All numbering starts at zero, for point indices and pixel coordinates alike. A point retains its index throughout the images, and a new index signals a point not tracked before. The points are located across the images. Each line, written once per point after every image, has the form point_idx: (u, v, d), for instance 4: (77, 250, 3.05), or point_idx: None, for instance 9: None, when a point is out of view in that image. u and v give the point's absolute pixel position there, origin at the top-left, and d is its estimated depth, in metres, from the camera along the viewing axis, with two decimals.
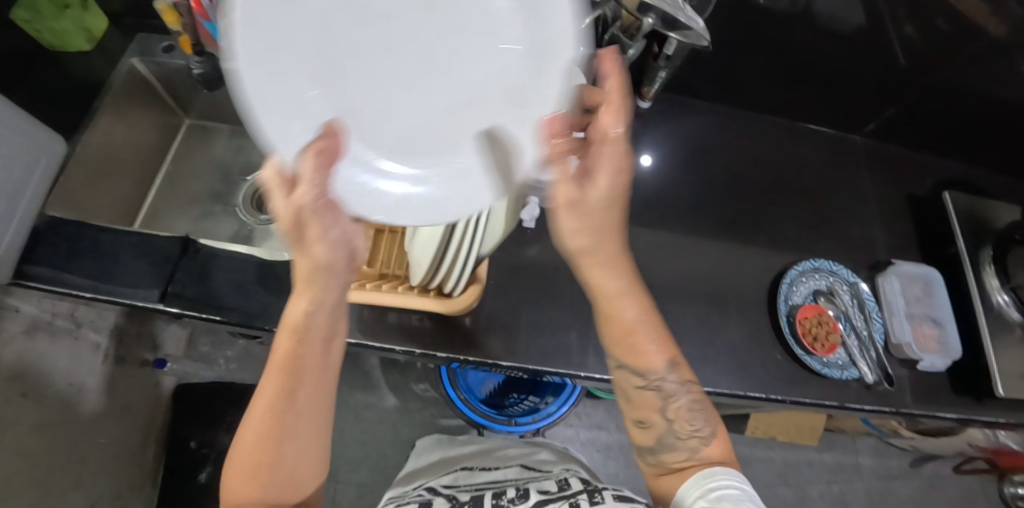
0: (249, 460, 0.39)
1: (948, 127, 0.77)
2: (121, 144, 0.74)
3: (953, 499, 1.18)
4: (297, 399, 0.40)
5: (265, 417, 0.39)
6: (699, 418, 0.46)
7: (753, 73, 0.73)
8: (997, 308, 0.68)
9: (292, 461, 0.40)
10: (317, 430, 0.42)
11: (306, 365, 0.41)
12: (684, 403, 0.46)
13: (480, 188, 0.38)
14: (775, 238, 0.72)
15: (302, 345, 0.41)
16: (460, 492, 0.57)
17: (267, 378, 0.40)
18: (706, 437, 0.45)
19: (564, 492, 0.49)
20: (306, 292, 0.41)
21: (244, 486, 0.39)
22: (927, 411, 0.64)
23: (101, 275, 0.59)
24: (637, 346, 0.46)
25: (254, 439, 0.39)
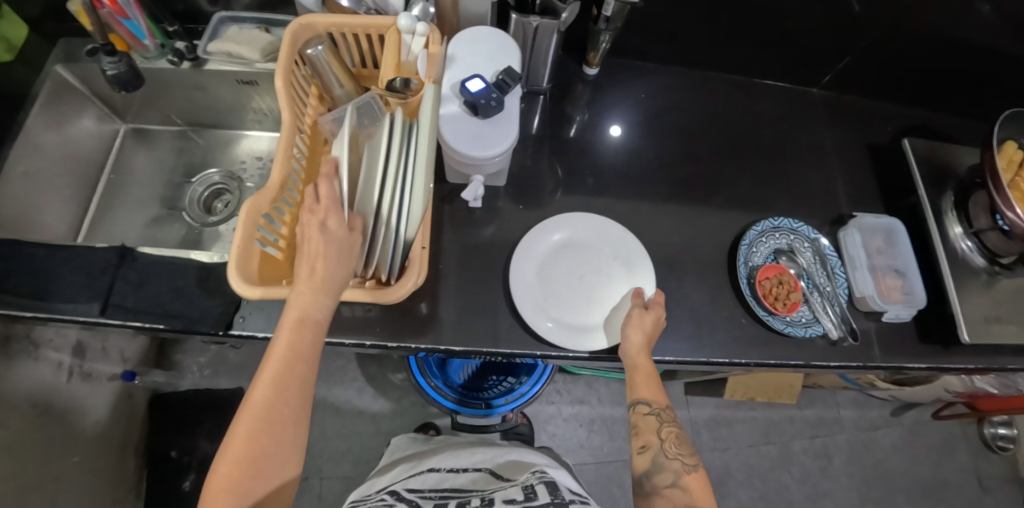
0: (237, 460, 0.35)
1: (906, 72, 0.76)
2: (57, 157, 0.71)
3: (934, 444, 1.19)
4: (293, 390, 0.38)
5: (261, 411, 0.36)
6: (685, 447, 0.47)
7: (700, 30, 0.71)
8: (962, 254, 0.66)
9: (282, 457, 0.37)
10: (304, 424, 0.39)
11: (307, 353, 0.40)
12: (674, 432, 0.48)
13: (596, 339, 0.56)
14: (733, 198, 0.71)
15: (310, 333, 0.40)
16: (421, 498, 0.52)
17: (269, 365, 0.38)
18: (691, 466, 0.45)
19: (530, 503, 0.44)
20: (317, 281, 0.40)
21: (225, 493, 0.34)
22: (896, 363, 0.63)
23: (37, 292, 0.56)
24: (649, 383, 0.49)
25: (246, 436, 0.35)
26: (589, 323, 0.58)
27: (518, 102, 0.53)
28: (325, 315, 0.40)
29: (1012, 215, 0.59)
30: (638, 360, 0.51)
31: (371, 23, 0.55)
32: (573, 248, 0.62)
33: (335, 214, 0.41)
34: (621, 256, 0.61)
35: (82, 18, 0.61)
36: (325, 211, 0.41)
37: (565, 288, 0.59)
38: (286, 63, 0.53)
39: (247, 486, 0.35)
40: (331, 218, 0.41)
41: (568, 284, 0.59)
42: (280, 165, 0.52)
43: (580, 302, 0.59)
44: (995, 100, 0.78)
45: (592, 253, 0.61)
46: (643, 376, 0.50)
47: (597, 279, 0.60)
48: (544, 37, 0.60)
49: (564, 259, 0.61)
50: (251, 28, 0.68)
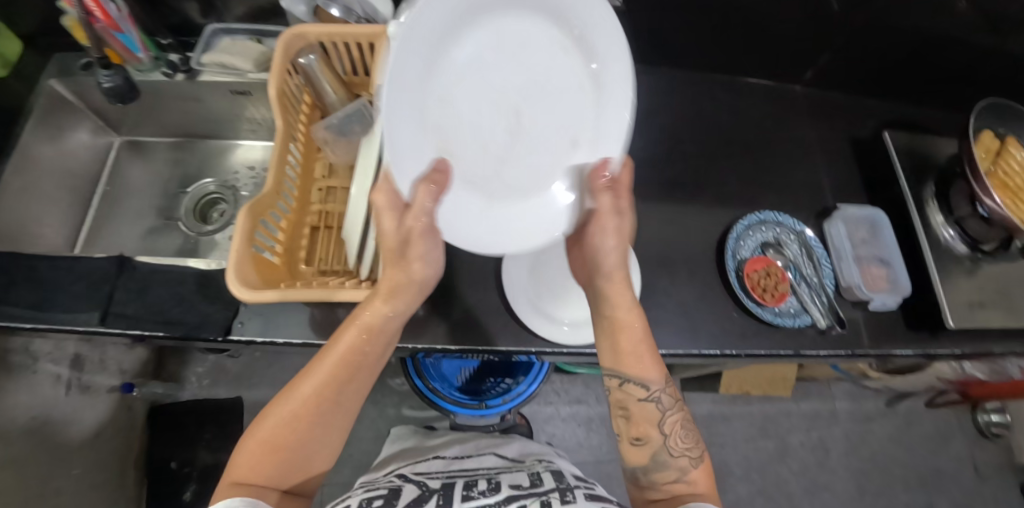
0: (277, 438, 0.40)
1: (884, 68, 0.78)
2: (53, 170, 0.72)
3: (930, 433, 1.21)
4: (342, 387, 0.43)
5: (312, 399, 0.42)
6: (691, 438, 0.46)
7: (682, 31, 0.73)
8: (945, 242, 0.68)
9: (317, 444, 0.42)
10: (347, 419, 0.44)
11: (366, 360, 0.45)
12: (679, 420, 0.47)
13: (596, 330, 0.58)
14: (720, 194, 0.73)
15: (369, 340, 0.44)
16: (429, 478, 0.54)
17: (326, 361, 0.43)
18: (697, 459, 0.45)
19: (535, 489, 0.45)
20: (386, 291, 0.46)
21: (259, 461, 0.39)
22: (882, 349, 0.64)
23: (37, 304, 0.57)
24: (642, 358, 0.47)
25: (292, 420, 0.41)
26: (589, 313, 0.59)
27: None
28: (387, 326, 0.45)
29: (991, 203, 0.61)
30: (625, 317, 0.48)
31: (362, 31, 0.56)
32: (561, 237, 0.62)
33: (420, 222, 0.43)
34: None
35: (78, 33, 0.63)
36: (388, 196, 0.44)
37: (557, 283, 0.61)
38: (278, 74, 0.54)
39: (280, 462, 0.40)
40: (409, 221, 0.43)
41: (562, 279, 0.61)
42: (275, 171, 0.53)
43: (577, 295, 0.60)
44: (970, 92, 0.80)
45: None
46: (637, 347, 0.47)
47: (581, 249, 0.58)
48: None
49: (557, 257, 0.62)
50: (243, 40, 0.70)
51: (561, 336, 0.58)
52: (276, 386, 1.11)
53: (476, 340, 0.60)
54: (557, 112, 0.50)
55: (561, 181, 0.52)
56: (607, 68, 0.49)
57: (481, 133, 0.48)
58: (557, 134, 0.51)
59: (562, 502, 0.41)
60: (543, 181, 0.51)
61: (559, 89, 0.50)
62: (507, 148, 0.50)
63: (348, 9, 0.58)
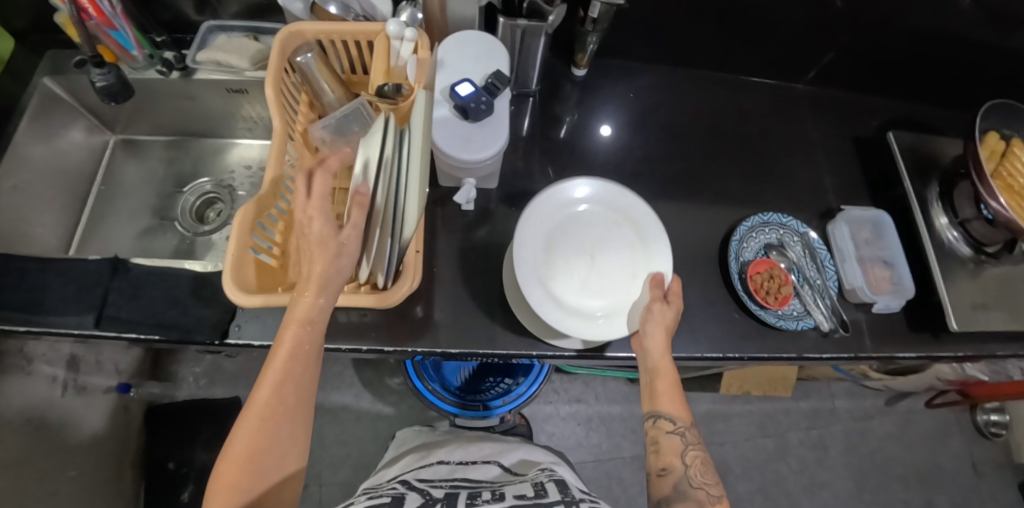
0: (240, 458, 0.36)
1: (888, 67, 0.77)
2: (47, 170, 0.70)
3: (928, 431, 1.21)
4: (293, 388, 0.39)
5: (262, 409, 0.37)
6: (711, 474, 0.47)
7: (685, 29, 0.72)
8: (949, 244, 0.68)
9: (284, 453, 0.38)
10: (304, 424, 0.40)
11: (309, 352, 0.41)
12: (700, 458, 0.48)
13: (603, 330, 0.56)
14: (722, 194, 0.72)
15: (310, 333, 0.41)
16: (432, 487, 0.53)
17: (270, 366, 0.39)
18: (716, 496, 0.45)
19: (540, 500, 0.44)
20: (314, 281, 0.41)
21: (223, 491, 0.35)
22: (885, 352, 0.64)
23: (30, 307, 0.56)
24: (675, 399, 0.50)
25: (248, 435, 0.37)
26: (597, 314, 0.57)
27: (507, 104, 0.53)
28: (324, 314, 0.41)
29: (996, 205, 0.60)
30: (660, 362, 0.52)
31: (360, 29, 0.55)
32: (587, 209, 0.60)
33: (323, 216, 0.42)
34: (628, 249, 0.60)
35: (71, 31, 0.62)
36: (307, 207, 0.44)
37: (575, 256, 0.57)
38: (274, 73, 0.53)
39: (249, 483, 0.36)
40: (319, 219, 0.42)
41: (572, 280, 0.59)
42: (273, 171, 0.52)
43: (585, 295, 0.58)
44: (974, 91, 0.79)
45: (606, 229, 0.59)
46: (670, 391, 0.51)
47: (608, 257, 0.58)
48: (531, 40, 0.61)
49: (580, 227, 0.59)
50: (239, 37, 0.68)
51: (578, 328, 0.52)
52: None
53: (476, 343, 0.59)
54: (618, 258, 0.58)
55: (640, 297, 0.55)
56: (650, 235, 0.58)
57: (581, 269, 0.57)
58: (621, 267, 0.57)
59: None
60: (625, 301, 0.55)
61: (615, 244, 0.58)
62: (583, 280, 0.56)
63: (347, 6, 0.57)
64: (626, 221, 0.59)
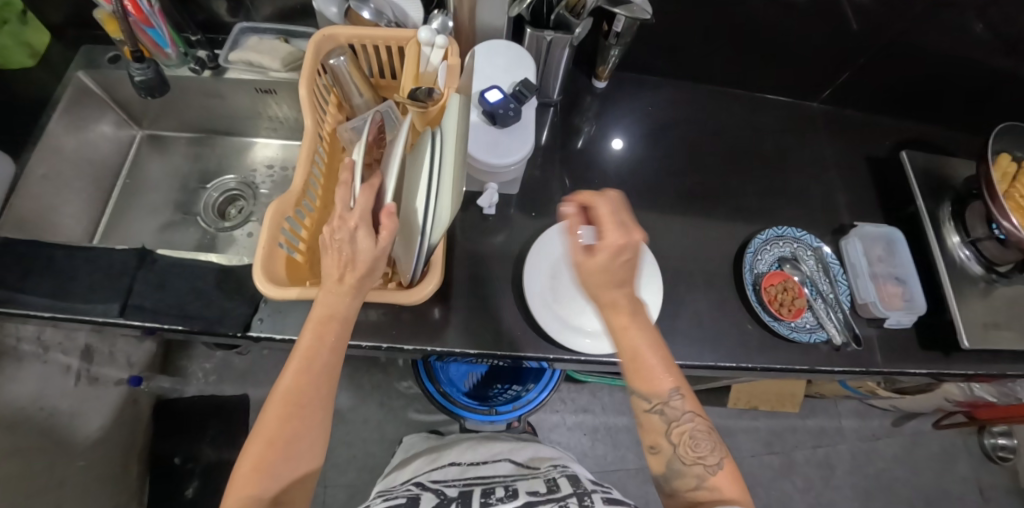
0: (266, 442, 0.38)
1: (901, 89, 0.79)
2: (76, 161, 0.72)
3: (936, 454, 1.20)
4: (319, 379, 0.41)
5: (291, 395, 0.39)
6: (704, 444, 0.41)
7: (703, 46, 0.74)
8: (960, 262, 0.68)
9: (309, 440, 0.40)
10: (328, 411, 0.42)
11: (333, 344, 0.42)
12: (689, 430, 0.42)
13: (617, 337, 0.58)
14: (737, 207, 0.73)
15: (337, 328, 0.42)
16: (447, 486, 0.53)
17: (296, 357, 0.41)
18: (714, 466, 0.40)
19: (553, 495, 0.45)
20: (347, 284, 0.42)
21: (254, 470, 0.37)
22: (898, 367, 0.65)
23: (57, 294, 0.57)
24: (642, 375, 0.43)
25: (277, 419, 0.39)
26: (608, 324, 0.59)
27: (533, 112, 0.55)
28: (351, 312, 0.43)
29: (1009, 224, 0.60)
30: (625, 348, 0.44)
31: (393, 35, 0.57)
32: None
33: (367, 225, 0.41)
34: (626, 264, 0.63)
35: (111, 27, 0.64)
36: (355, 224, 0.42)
37: (579, 283, 0.61)
38: (308, 74, 0.55)
39: (275, 467, 0.38)
40: (362, 229, 0.41)
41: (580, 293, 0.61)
42: (303, 170, 0.54)
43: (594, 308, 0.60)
44: (986, 115, 0.81)
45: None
46: (642, 370, 0.43)
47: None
48: (556, 51, 0.62)
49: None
50: (271, 39, 0.70)
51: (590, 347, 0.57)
52: None
53: (493, 344, 0.60)
54: None
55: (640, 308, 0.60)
56: (640, 259, 0.63)
57: (579, 287, 0.61)
58: None
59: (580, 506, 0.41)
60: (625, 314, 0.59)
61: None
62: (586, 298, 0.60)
63: (379, 12, 0.59)
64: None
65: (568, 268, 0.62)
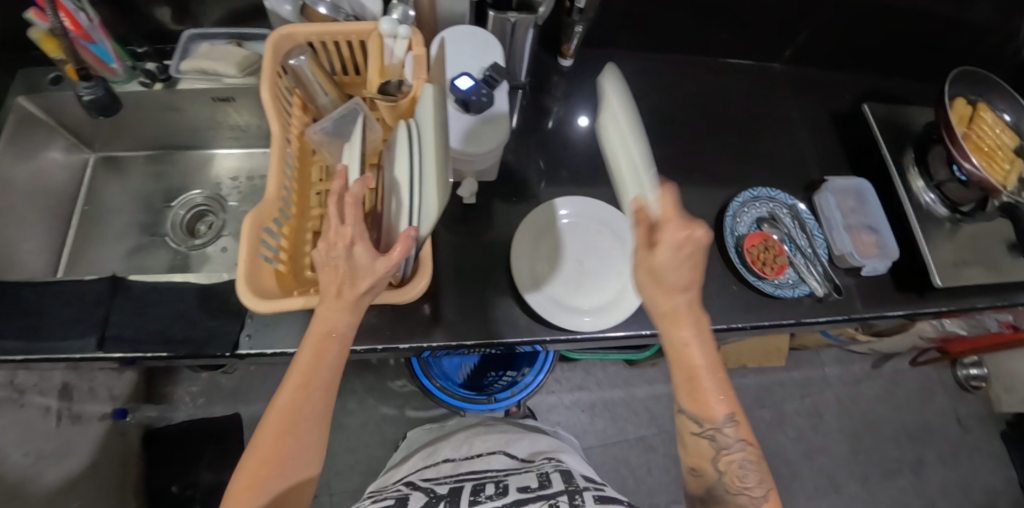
0: (261, 461, 0.38)
1: (856, 44, 0.81)
2: (27, 192, 0.68)
3: (914, 390, 1.27)
4: (318, 395, 0.41)
5: (286, 414, 0.39)
6: (751, 476, 0.39)
7: (666, 16, 0.75)
8: (926, 206, 0.71)
9: (304, 455, 0.40)
10: (324, 427, 0.42)
11: (332, 361, 0.42)
12: (739, 459, 0.39)
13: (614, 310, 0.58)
14: (712, 173, 0.75)
15: (335, 344, 0.41)
16: (437, 484, 0.54)
17: (295, 371, 0.40)
18: (759, 498, 0.39)
19: (543, 491, 0.46)
20: (345, 301, 0.40)
21: (248, 489, 0.38)
22: (876, 312, 0.67)
23: (28, 333, 0.54)
24: (705, 396, 0.39)
25: (271, 436, 0.39)
26: (604, 299, 0.60)
27: (506, 96, 0.54)
28: (351, 329, 0.41)
29: (970, 165, 0.63)
30: (689, 363, 0.39)
31: (353, 29, 0.55)
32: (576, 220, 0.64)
33: (365, 240, 0.38)
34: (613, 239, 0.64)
35: (49, 46, 0.60)
36: (351, 237, 0.38)
37: (569, 262, 0.61)
38: (269, 79, 0.53)
39: (270, 484, 0.39)
40: (359, 245, 0.38)
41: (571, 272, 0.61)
42: (276, 179, 0.52)
43: (588, 285, 0.60)
44: (937, 61, 0.84)
45: (596, 237, 0.64)
46: (693, 390, 0.39)
47: (597, 259, 0.62)
48: (521, 33, 0.61)
49: (572, 236, 0.63)
50: (223, 44, 0.67)
51: (588, 325, 0.57)
52: None
53: (489, 333, 0.60)
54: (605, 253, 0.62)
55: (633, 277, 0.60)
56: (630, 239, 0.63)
57: (569, 266, 0.61)
58: (608, 258, 0.62)
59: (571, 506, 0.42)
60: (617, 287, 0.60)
61: (603, 249, 0.63)
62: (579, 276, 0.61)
63: (336, 7, 0.57)
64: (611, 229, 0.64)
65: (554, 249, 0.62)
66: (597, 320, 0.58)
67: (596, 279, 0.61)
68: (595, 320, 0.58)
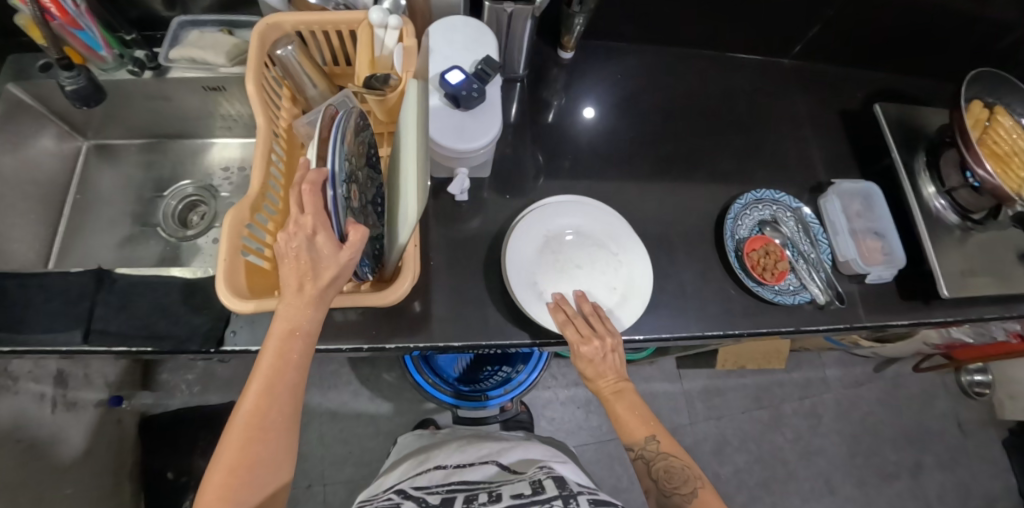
0: (229, 469, 0.38)
1: (870, 40, 0.77)
2: (17, 181, 0.67)
3: (915, 395, 1.25)
4: (284, 397, 0.40)
5: (252, 421, 0.38)
6: (678, 477, 0.48)
7: (670, 8, 0.72)
8: (936, 212, 0.69)
9: (274, 459, 0.40)
10: (293, 430, 0.41)
11: (297, 360, 0.41)
12: (665, 466, 0.49)
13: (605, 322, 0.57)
14: (714, 172, 0.72)
15: (300, 342, 0.40)
16: (429, 494, 0.53)
17: (259, 374, 0.39)
18: (688, 494, 0.47)
19: (536, 497, 0.46)
20: (307, 296, 0.39)
21: (217, 500, 0.37)
22: (879, 320, 0.65)
23: (14, 325, 0.54)
24: (630, 427, 0.53)
25: (239, 444, 0.38)
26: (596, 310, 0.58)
27: (499, 91, 0.52)
28: (314, 325, 0.41)
29: (983, 172, 0.61)
30: (614, 407, 0.54)
31: (343, 19, 0.53)
32: (575, 226, 0.62)
33: (326, 230, 0.40)
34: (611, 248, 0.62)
35: (35, 33, 0.59)
36: (310, 229, 0.39)
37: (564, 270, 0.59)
38: (254, 68, 0.51)
39: (240, 491, 0.38)
40: (322, 233, 0.39)
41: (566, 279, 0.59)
42: (260, 171, 0.50)
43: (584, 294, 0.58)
44: (955, 59, 0.81)
45: (592, 249, 0.61)
46: (620, 424, 0.53)
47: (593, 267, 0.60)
48: (518, 24, 0.59)
49: (567, 243, 0.61)
50: (213, 32, 0.65)
51: None
52: None
53: (478, 335, 0.58)
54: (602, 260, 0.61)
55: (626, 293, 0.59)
56: (630, 249, 0.61)
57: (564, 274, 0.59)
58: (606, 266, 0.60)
59: None
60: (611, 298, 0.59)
61: (599, 261, 0.60)
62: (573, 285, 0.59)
63: None
64: (607, 242, 0.62)
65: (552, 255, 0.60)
66: None
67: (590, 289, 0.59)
68: None
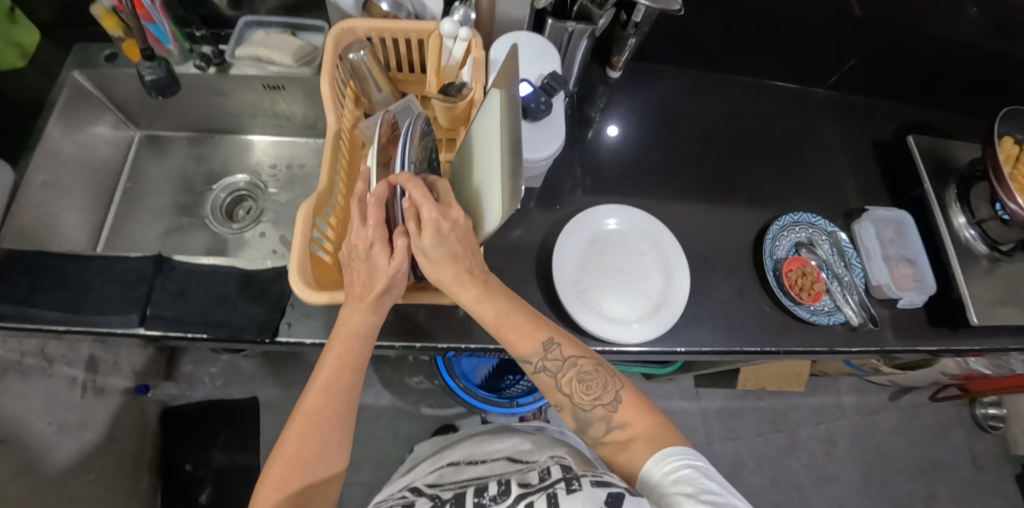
0: (286, 462, 0.38)
1: (903, 75, 0.81)
2: (74, 166, 0.69)
3: (929, 425, 1.26)
4: (341, 396, 0.41)
5: (311, 414, 0.39)
6: (595, 385, 0.42)
7: (715, 35, 0.75)
8: (966, 242, 0.71)
9: (327, 458, 0.39)
10: (349, 428, 0.41)
11: (356, 362, 0.42)
12: (577, 375, 0.43)
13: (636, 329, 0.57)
14: (753, 195, 0.74)
15: (358, 345, 0.42)
16: (442, 491, 0.53)
17: (320, 373, 0.41)
18: (612, 403, 0.42)
19: (543, 484, 0.41)
20: (367, 302, 0.42)
21: (274, 491, 0.37)
22: (909, 345, 0.67)
23: (73, 305, 0.55)
24: (524, 340, 0.43)
25: (296, 438, 0.39)
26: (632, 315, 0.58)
27: (563, 104, 0.54)
28: (372, 329, 0.43)
29: (1015, 206, 0.63)
30: (491, 317, 0.43)
31: (414, 28, 0.56)
32: (625, 232, 0.64)
33: (382, 241, 0.41)
34: (659, 258, 0.63)
35: (108, 22, 0.59)
36: (370, 240, 0.41)
37: (606, 272, 0.61)
38: (328, 69, 0.54)
39: (296, 485, 0.38)
40: (378, 245, 0.40)
41: (606, 281, 0.60)
42: (327, 168, 0.52)
43: (620, 297, 0.59)
44: (985, 98, 0.84)
45: (636, 255, 0.62)
46: (503, 335, 0.43)
47: (634, 273, 0.61)
48: (576, 43, 0.62)
49: (612, 247, 0.63)
50: (278, 33, 0.68)
51: (614, 333, 0.56)
52: (291, 386, 1.09)
53: None
54: (646, 268, 0.62)
55: (666, 303, 0.59)
56: (674, 260, 0.62)
57: (604, 275, 0.61)
58: (646, 274, 0.61)
59: (566, 491, 0.35)
60: (647, 306, 0.59)
61: (640, 267, 0.62)
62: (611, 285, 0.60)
63: (398, 4, 0.57)
64: (652, 251, 0.63)
65: (599, 256, 0.62)
66: (620, 332, 0.56)
67: (628, 293, 0.60)
68: (619, 333, 0.56)
